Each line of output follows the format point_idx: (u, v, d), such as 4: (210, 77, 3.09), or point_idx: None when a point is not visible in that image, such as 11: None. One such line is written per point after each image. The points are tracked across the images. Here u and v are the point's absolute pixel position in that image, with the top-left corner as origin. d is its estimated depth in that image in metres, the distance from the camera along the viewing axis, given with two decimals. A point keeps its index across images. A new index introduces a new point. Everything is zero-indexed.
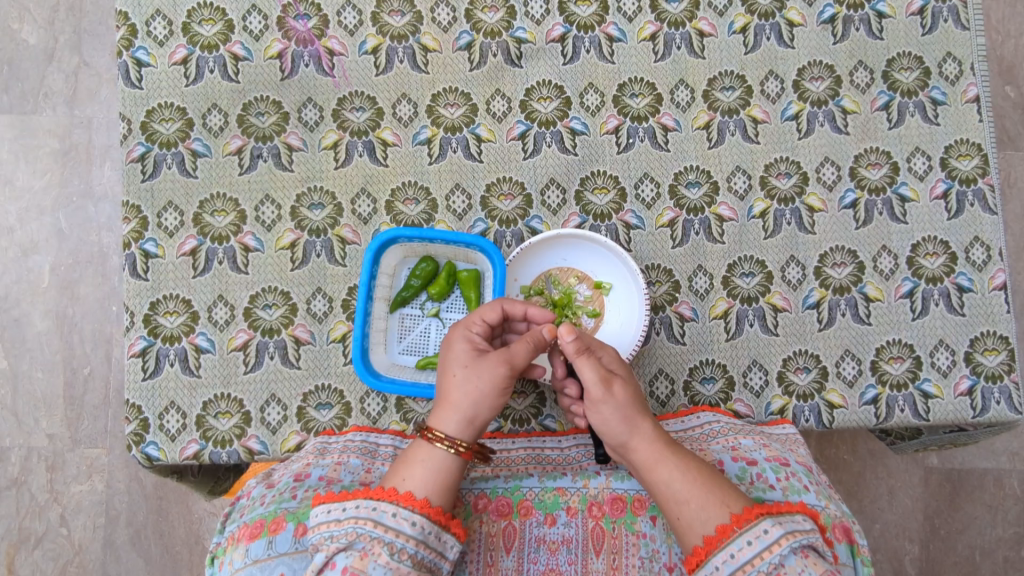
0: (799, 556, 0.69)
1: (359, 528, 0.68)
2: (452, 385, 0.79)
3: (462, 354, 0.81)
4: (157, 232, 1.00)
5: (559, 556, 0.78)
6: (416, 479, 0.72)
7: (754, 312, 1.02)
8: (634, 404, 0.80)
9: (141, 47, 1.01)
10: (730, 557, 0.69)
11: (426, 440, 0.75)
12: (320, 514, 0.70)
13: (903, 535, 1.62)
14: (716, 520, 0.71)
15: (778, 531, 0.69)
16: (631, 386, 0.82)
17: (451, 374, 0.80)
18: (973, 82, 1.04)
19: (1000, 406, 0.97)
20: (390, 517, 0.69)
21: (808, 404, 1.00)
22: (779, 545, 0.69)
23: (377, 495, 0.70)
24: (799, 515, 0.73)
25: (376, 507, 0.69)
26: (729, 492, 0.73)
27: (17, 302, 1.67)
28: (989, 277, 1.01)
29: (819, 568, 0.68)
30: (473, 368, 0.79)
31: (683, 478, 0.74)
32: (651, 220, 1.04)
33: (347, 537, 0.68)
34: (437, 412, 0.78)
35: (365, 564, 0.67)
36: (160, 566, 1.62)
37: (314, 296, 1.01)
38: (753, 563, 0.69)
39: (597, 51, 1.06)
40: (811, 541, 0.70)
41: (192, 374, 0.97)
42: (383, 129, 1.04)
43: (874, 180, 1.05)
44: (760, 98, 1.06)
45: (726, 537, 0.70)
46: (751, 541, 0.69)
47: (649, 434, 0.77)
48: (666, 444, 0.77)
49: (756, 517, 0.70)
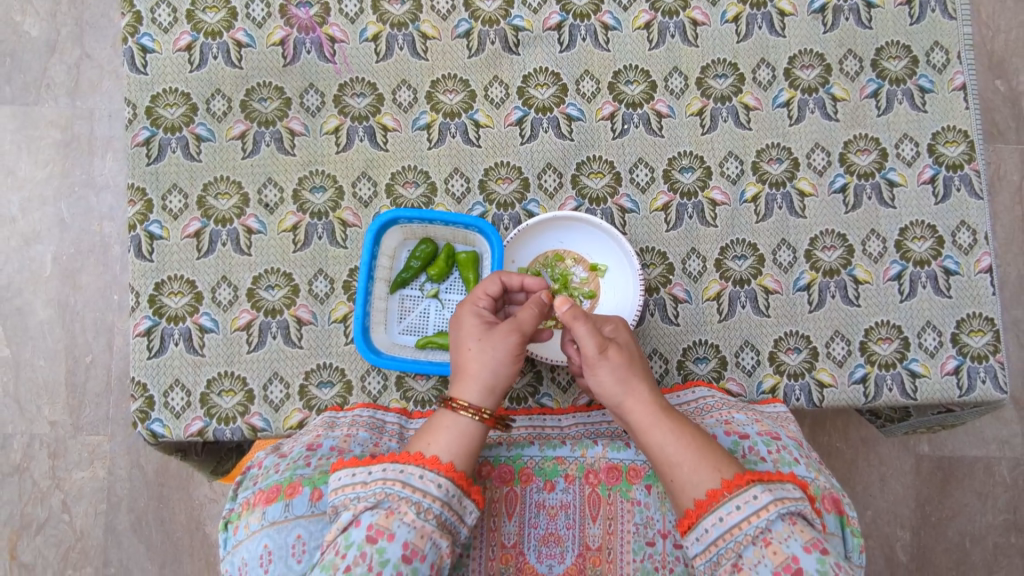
0: (786, 522, 0.71)
1: (388, 489, 0.70)
2: (467, 358, 0.81)
3: (473, 328, 0.83)
4: (161, 214, 1.02)
5: (558, 521, 0.82)
6: (442, 445, 0.75)
7: (746, 294, 1.05)
8: (632, 368, 0.82)
9: (145, 34, 1.03)
10: (719, 520, 0.72)
11: (448, 408, 0.78)
12: (343, 477, 0.72)
13: (895, 522, 1.65)
14: (707, 483, 0.74)
15: (767, 497, 0.71)
16: (631, 350, 0.85)
17: (465, 348, 0.82)
18: (960, 70, 1.07)
19: (986, 386, 1.00)
20: (416, 478, 0.71)
21: (799, 384, 1.02)
22: (768, 511, 0.71)
23: (403, 459, 0.72)
24: (790, 484, 0.74)
25: (403, 470, 0.71)
26: (722, 457, 0.76)
27: (20, 291, 1.71)
28: (975, 260, 1.04)
29: (806, 534, 0.70)
30: (486, 340, 0.81)
31: (676, 438, 0.76)
32: (646, 204, 1.07)
33: (375, 497, 0.70)
34: (457, 384, 0.80)
35: (390, 522, 0.69)
36: (162, 552, 1.65)
37: (316, 278, 1.03)
38: (741, 527, 0.71)
39: (594, 39, 1.08)
40: (799, 509, 0.72)
41: (197, 353, 1.00)
42: (384, 115, 1.06)
43: (863, 166, 1.08)
44: (752, 86, 1.09)
45: (716, 501, 0.72)
46: (740, 506, 0.71)
47: (644, 396, 0.80)
48: (661, 405, 0.80)
49: (746, 483, 0.72)
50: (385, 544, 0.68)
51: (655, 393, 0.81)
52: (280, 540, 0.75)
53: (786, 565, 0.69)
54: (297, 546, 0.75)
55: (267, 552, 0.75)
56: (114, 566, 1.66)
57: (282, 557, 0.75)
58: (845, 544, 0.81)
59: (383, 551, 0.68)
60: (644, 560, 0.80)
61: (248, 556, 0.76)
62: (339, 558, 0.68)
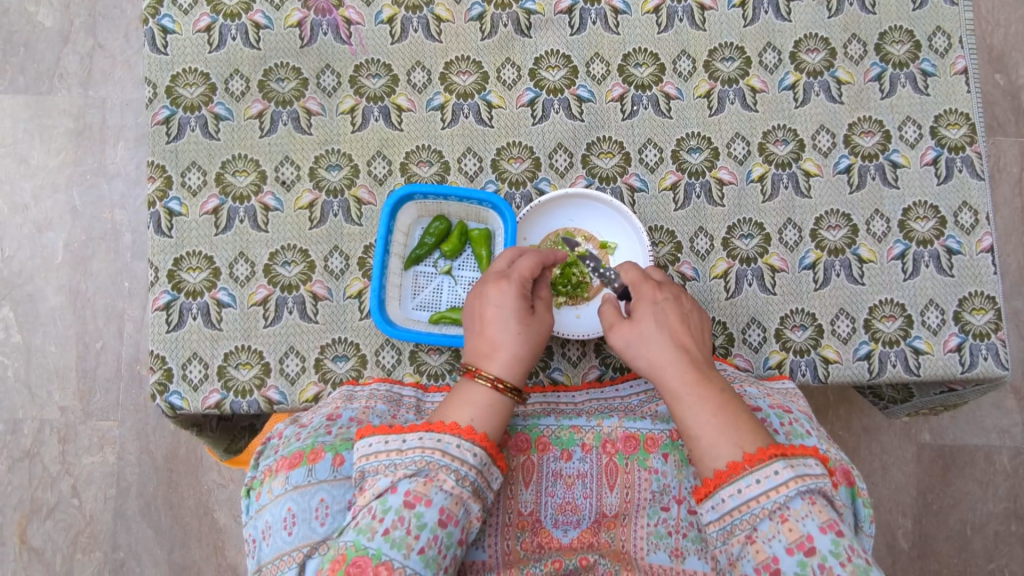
0: (805, 501, 0.69)
1: (427, 457, 0.72)
2: (507, 338, 0.83)
3: (515, 309, 0.85)
4: (180, 191, 1.04)
5: (575, 489, 0.83)
6: (477, 415, 0.77)
7: (753, 272, 1.07)
8: (663, 342, 0.82)
9: (166, 15, 1.05)
10: (737, 492, 0.71)
11: (468, 375, 0.81)
12: (376, 444, 0.74)
13: (896, 509, 1.67)
14: (728, 456, 0.73)
15: (788, 474, 0.70)
16: (665, 322, 0.84)
17: (505, 328, 0.84)
18: (961, 55, 1.10)
19: (988, 362, 1.02)
20: (454, 447, 0.73)
21: (805, 359, 1.04)
22: (788, 487, 0.70)
23: (439, 428, 0.74)
24: (811, 460, 0.73)
25: (440, 439, 0.73)
26: (746, 431, 0.74)
27: (31, 278, 1.72)
28: (976, 240, 1.06)
29: (823, 515, 0.69)
30: (529, 326, 0.85)
31: (697, 412, 0.77)
32: (655, 183, 1.09)
33: (415, 464, 0.72)
34: (496, 360, 0.82)
35: (428, 489, 0.71)
36: (170, 536, 1.66)
37: (331, 254, 1.05)
38: (759, 501, 0.70)
39: (604, 23, 1.11)
40: (819, 487, 0.71)
41: (214, 327, 1.01)
42: (398, 96, 1.08)
43: (867, 147, 1.10)
44: (759, 69, 1.11)
45: (735, 474, 0.71)
46: (760, 480, 0.70)
47: (675, 370, 0.80)
48: (681, 377, 0.79)
49: (768, 458, 0.71)
50: (422, 509, 0.70)
51: (676, 364, 0.80)
52: (303, 503, 0.77)
53: (800, 542, 0.68)
54: (320, 509, 0.76)
55: (290, 515, 0.76)
56: (123, 551, 1.67)
57: (305, 520, 0.76)
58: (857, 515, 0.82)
59: (420, 516, 0.70)
60: (658, 525, 0.82)
61: (271, 520, 0.77)
62: (377, 522, 0.70)
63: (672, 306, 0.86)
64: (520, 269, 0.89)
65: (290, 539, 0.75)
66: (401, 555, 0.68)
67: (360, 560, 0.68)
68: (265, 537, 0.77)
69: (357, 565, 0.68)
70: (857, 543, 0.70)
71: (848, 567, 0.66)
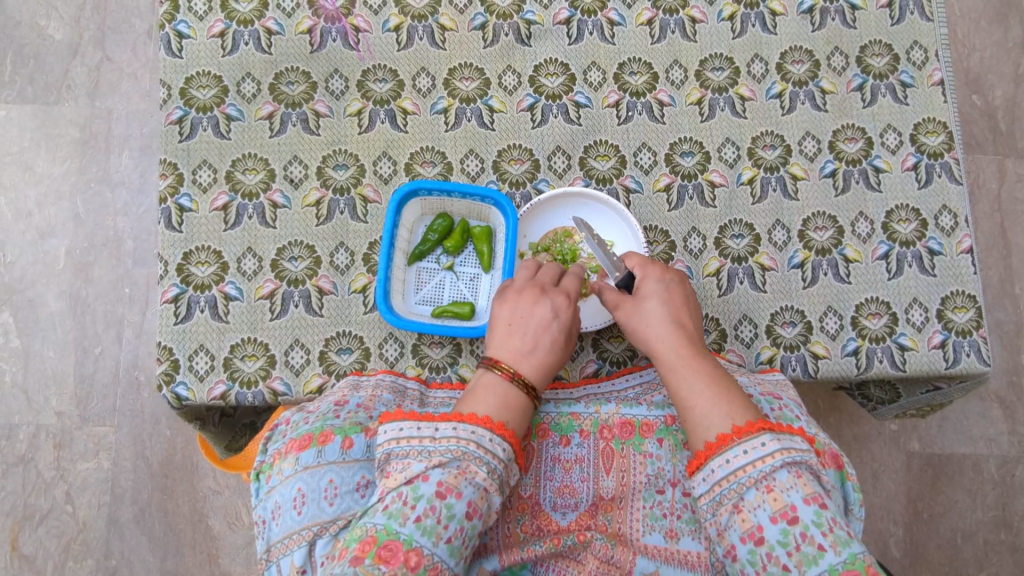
0: (790, 473, 0.72)
1: (462, 447, 0.74)
2: (548, 350, 0.87)
3: (563, 319, 0.89)
4: (191, 188, 1.07)
5: (573, 474, 0.85)
6: (506, 412, 0.79)
7: (744, 270, 1.11)
8: (669, 322, 0.86)
9: (182, 21, 1.10)
10: (726, 462, 0.73)
11: (501, 374, 0.82)
12: (409, 429, 0.74)
13: (888, 518, 1.69)
14: (718, 428, 0.76)
15: (774, 446, 0.73)
16: (673, 302, 0.89)
17: (550, 338, 0.87)
18: (938, 67, 1.16)
19: (970, 359, 1.05)
20: (488, 441, 0.75)
21: (795, 355, 1.07)
22: (773, 458, 0.72)
23: (472, 420, 0.76)
24: (799, 438, 0.76)
25: (474, 431, 0.75)
26: (738, 406, 0.77)
27: (32, 283, 1.74)
28: (957, 242, 1.10)
29: (807, 488, 0.71)
30: (564, 337, 0.89)
31: (691, 384, 0.80)
32: (649, 185, 1.14)
33: (450, 454, 0.73)
34: (529, 363, 0.84)
35: (460, 481, 0.72)
36: (163, 544, 1.65)
37: (337, 250, 1.08)
38: (746, 470, 0.72)
39: (600, 33, 1.17)
40: (805, 462, 0.73)
41: (222, 320, 1.04)
42: (404, 99, 1.13)
43: (851, 153, 1.15)
44: (747, 78, 1.17)
45: (725, 445, 0.74)
46: (747, 450, 0.73)
47: (674, 346, 0.84)
48: (677, 352, 0.83)
49: (756, 430, 0.74)
50: (453, 501, 0.71)
51: (671, 340, 0.85)
52: (313, 483, 0.78)
53: (784, 511, 0.70)
54: (329, 489, 0.78)
55: (300, 495, 0.78)
56: (115, 559, 1.65)
57: (315, 500, 0.77)
58: (847, 498, 0.82)
59: (450, 506, 0.71)
60: (653, 506, 0.83)
61: (281, 500, 0.79)
62: (408, 508, 0.70)
63: (677, 288, 0.91)
64: (565, 286, 0.93)
65: (299, 518, 0.77)
66: (431, 542, 0.69)
67: (392, 544, 0.68)
68: (274, 516, 0.79)
69: (388, 548, 0.68)
70: (841, 517, 0.72)
71: (830, 538, 0.69)
